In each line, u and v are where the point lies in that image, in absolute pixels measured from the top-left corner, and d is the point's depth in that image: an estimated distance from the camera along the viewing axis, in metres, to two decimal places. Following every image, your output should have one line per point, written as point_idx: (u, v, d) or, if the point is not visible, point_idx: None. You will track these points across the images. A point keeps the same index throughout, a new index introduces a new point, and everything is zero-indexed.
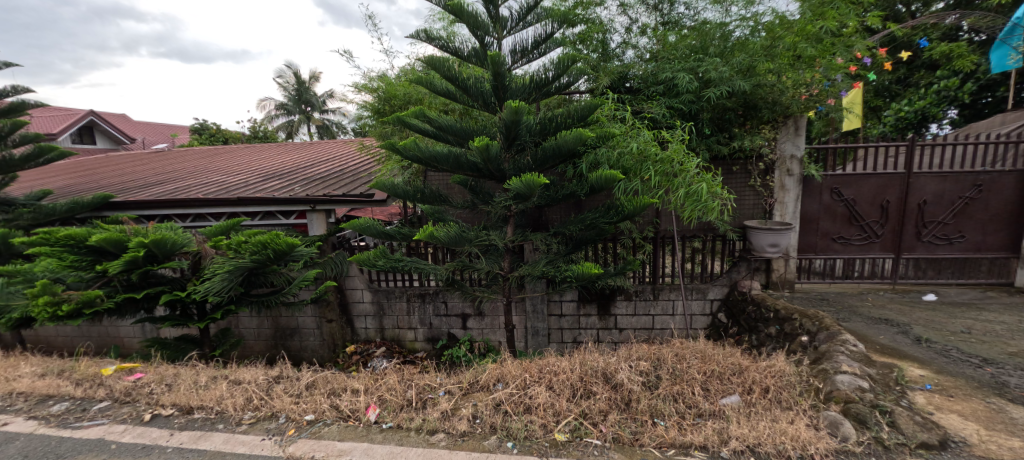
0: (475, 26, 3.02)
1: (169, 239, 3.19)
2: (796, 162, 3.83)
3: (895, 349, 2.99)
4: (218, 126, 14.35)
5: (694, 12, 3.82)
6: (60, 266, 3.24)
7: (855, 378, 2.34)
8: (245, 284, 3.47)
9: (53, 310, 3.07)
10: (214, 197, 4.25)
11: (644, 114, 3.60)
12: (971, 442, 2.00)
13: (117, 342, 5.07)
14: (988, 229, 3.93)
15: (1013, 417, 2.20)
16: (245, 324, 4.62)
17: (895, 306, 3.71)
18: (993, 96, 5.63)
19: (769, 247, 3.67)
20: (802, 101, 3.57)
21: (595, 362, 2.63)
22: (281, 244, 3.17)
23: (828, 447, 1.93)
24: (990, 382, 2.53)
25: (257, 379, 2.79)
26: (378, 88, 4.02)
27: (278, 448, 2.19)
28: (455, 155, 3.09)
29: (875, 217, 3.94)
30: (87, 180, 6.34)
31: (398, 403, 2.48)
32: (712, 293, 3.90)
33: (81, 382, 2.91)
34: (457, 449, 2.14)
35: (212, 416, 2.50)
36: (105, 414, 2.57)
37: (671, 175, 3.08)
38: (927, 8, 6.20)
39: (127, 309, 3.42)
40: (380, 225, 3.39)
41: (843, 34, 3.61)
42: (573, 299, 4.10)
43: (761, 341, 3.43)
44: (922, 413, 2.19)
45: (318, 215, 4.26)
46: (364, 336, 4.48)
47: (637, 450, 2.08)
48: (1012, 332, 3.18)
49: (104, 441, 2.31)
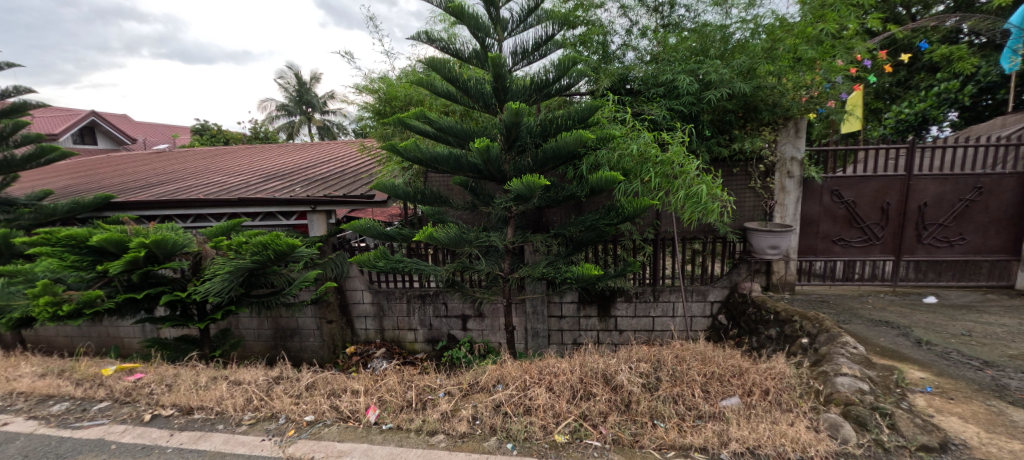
0: (476, 28, 3.03)
1: (169, 239, 3.20)
2: (796, 164, 3.83)
3: (896, 351, 2.98)
4: (218, 126, 14.36)
5: (695, 14, 3.83)
6: (61, 266, 3.24)
7: (854, 380, 2.34)
8: (245, 285, 3.47)
9: (53, 310, 3.07)
10: (214, 197, 4.25)
11: (645, 116, 3.60)
12: (971, 444, 1.99)
13: (117, 342, 5.07)
14: (988, 232, 3.93)
15: (1014, 419, 2.20)
16: (245, 325, 4.62)
17: (896, 309, 3.70)
18: (993, 99, 5.57)
19: (770, 249, 3.67)
20: (802, 103, 3.57)
21: (595, 364, 2.63)
22: (282, 245, 3.17)
23: (828, 450, 1.93)
24: (990, 385, 2.53)
25: (256, 380, 2.78)
26: (379, 90, 4.03)
27: (278, 448, 2.19)
28: (456, 157, 3.09)
29: (876, 220, 3.94)
30: (88, 180, 6.35)
31: (398, 404, 2.48)
32: (711, 295, 3.90)
33: (81, 382, 2.91)
34: (456, 449, 2.14)
35: (213, 416, 2.50)
36: (106, 414, 2.57)
37: (671, 177, 3.09)
38: (927, 10, 6.22)
39: (128, 309, 3.42)
40: (381, 227, 3.39)
41: (843, 36, 3.61)
42: (573, 300, 4.10)
43: (761, 343, 3.44)
44: (922, 416, 2.19)
45: (318, 216, 4.26)
46: (364, 337, 4.48)
47: (637, 451, 2.08)
48: (1012, 335, 3.17)
49: (103, 441, 2.31)
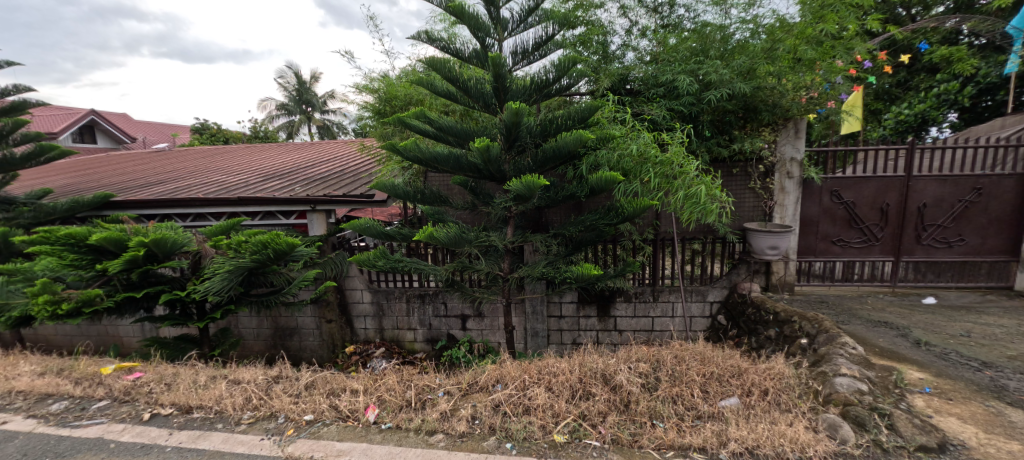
0: (475, 27, 3.03)
1: (169, 239, 3.19)
2: (796, 165, 3.83)
3: (895, 352, 2.98)
4: (218, 126, 14.37)
5: (695, 14, 3.82)
6: (60, 265, 3.24)
7: (853, 381, 2.34)
8: (244, 284, 3.47)
9: (52, 309, 3.06)
10: (213, 197, 4.24)
11: (645, 116, 3.60)
12: (970, 445, 2.00)
13: (116, 341, 5.07)
14: (988, 233, 3.93)
15: (1012, 420, 2.20)
16: (245, 324, 4.62)
17: (894, 309, 3.71)
18: (993, 100, 5.58)
19: (769, 250, 3.67)
20: (802, 104, 3.57)
21: (594, 364, 2.63)
22: (281, 243, 3.17)
23: (827, 450, 1.93)
24: (989, 386, 2.53)
25: (256, 379, 2.78)
26: (378, 89, 4.04)
27: (277, 448, 2.19)
28: (456, 157, 3.09)
29: (876, 221, 3.94)
30: (88, 179, 6.34)
31: (398, 403, 2.48)
32: (711, 296, 3.90)
33: (80, 381, 2.91)
34: (456, 450, 2.14)
35: (212, 416, 2.50)
36: (104, 413, 2.57)
37: (671, 177, 3.10)
38: (928, 11, 6.23)
39: (127, 308, 3.43)
40: (380, 226, 3.39)
41: (843, 37, 3.62)
42: (573, 300, 4.10)
43: (760, 343, 3.45)
44: (921, 417, 2.19)
45: (317, 216, 4.26)
46: (363, 336, 4.48)
47: (636, 451, 2.08)
48: (1012, 336, 3.17)
49: (103, 440, 2.31)
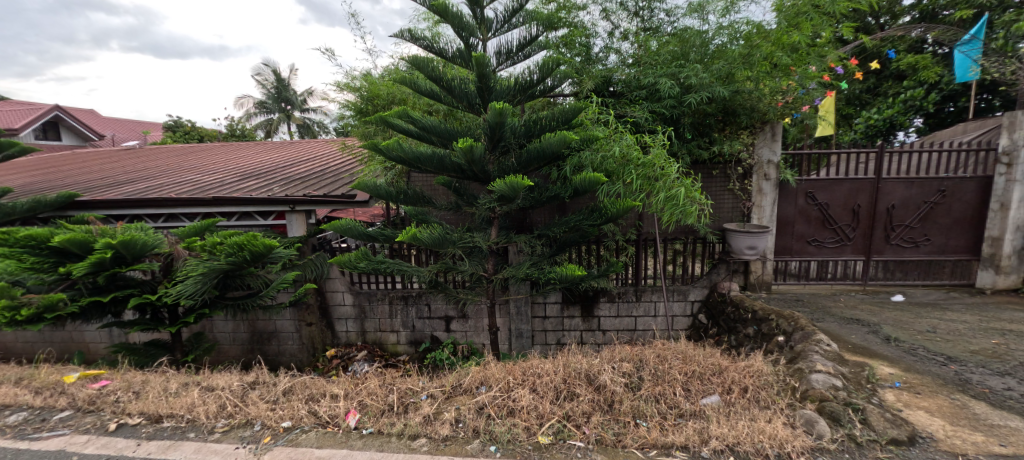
0: (460, 27, 3.00)
1: (138, 240, 3.05)
2: (772, 167, 3.93)
3: (866, 348, 3.08)
4: (191, 123, 13.97)
5: (674, 19, 3.87)
6: (20, 268, 3.07)
7: (828, 377, 2.41)
8: (219, 287, 3.36)
9: (11, 315, 2.92)
10: (186, 197, 4.10)
11: (627, 118, 3.64)
12: (937, 437, 2.07)
13: (82, 348, 4.86)
14: (951, 233, 4.11)
15: (976, 412, 2.30)
16: (220, 328, 4.48)
17: (866, 307, 3.84)
18: (956, 106, 5.85)
19: (747, 250, 3.77)
20: (779, 107, 3.72)
21: (578, 364, 2.63)
22: (259, 245, 3.07)
23: (804, 445, 1.97)
24: (954, 379, 2.64)
25: (231, 386, 2.68)
26: (360, 88, 3.97)
27: (252, 457, 2.12)
28: (439, 157, 3.06)
29: (847, 221, 4.08)
30: (52, 178, 6.05)
31: (379, 408, 2.43)
32: (692, 295, 3.98)
33: (41, 391, 2.76)
34: (438, 454, 2.12)
35: (183, 424, 2.40)
36: (66, 424, 2.45)
37: (653, 179, 3.13)
38: (895, 20, 6.52)
39: (93, 313, 3.28)
40: (361, 227, 3.31)
41: (817, 44, 3.71)
42: (557, 301, 4.11)
43: (739, 341, 3.52)
44: (892, 411, 2.26)
45: (297, 216, 4.13)
46: (344, 339, 4.38)
47: (620, 451, 2.09)
48: (974, 332, 3.32)
49: (64, 453, 2.20)
